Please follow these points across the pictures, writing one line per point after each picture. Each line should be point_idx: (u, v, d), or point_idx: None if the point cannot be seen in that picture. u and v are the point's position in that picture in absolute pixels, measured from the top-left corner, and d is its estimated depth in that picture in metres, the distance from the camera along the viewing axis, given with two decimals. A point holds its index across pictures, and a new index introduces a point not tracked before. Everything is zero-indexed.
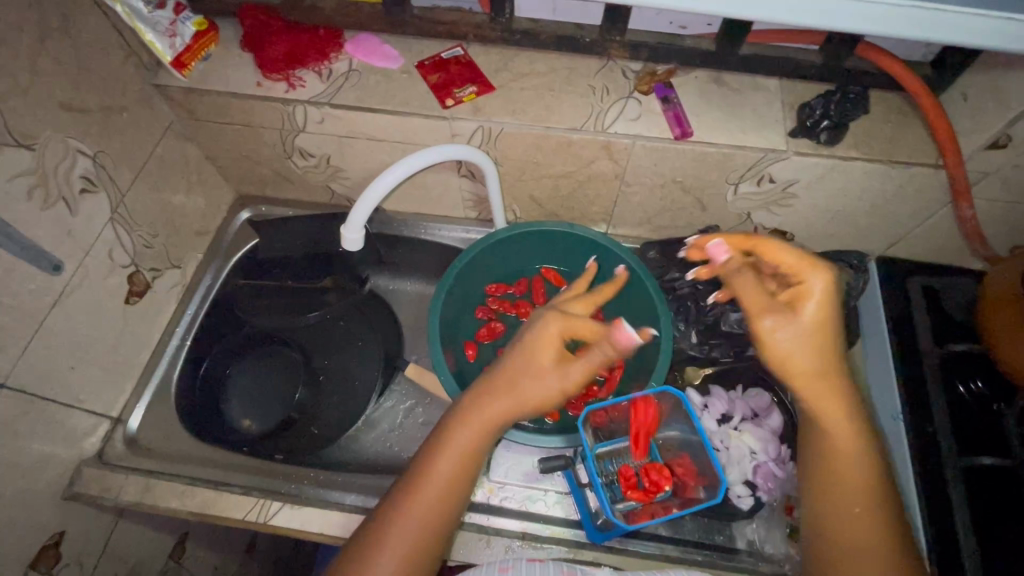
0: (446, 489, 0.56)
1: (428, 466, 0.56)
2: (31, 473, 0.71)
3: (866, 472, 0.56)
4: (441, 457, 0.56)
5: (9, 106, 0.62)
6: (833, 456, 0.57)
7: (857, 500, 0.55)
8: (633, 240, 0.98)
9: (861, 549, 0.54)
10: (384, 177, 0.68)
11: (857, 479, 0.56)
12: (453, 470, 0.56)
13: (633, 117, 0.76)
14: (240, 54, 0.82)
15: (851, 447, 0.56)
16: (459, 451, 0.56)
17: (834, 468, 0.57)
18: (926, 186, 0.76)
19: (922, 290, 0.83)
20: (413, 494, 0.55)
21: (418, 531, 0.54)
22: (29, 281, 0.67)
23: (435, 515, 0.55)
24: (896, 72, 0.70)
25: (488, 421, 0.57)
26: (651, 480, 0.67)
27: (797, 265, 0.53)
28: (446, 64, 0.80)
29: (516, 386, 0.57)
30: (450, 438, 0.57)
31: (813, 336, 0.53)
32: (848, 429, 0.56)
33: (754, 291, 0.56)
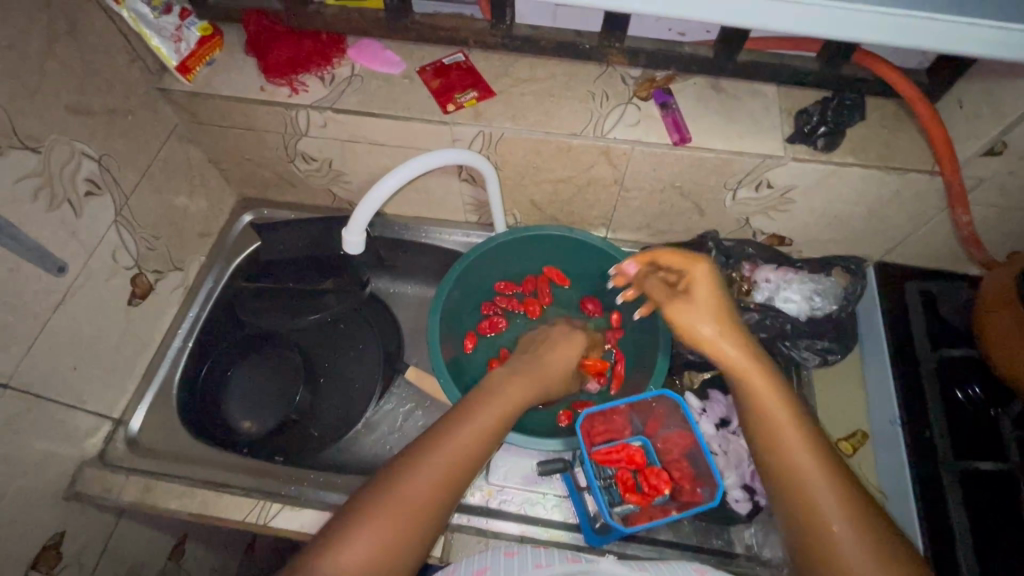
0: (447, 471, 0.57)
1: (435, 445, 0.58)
2: (32, 473, 0.71)
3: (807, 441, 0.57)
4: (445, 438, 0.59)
5: (17, 109, 0.63)
6: (773, 434, 0.58)
7: (812, 470, 0.55)
8: (632, 244, 0.99)
9: (835, 521, 0.52)
10: (386, 180, 0.68)
11: (804, 452, 0.56)
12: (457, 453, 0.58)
13: (631, 123, 0.77)
14: (244, 58, 0.83)
15: (785, 417, 0.59)
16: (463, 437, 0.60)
17: (780, 446, 0.58)
18: (922, 192, 0.76)
19: (918, 294, 0.83)
20: (413, 465, 0.56)
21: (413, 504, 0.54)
22: (34, 281, 0.67)
23: (432, 494, 0.55)
24: (892, 79, 0.70)
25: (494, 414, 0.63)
26: (650, 484, 0.67)
27: (684, 262, 0.69)
28: (448, 70, 0.81)
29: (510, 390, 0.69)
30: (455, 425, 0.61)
31: (706, 304, 0.67)
32: (775, 400, 0.60)
33: (659, 289, 0.72)
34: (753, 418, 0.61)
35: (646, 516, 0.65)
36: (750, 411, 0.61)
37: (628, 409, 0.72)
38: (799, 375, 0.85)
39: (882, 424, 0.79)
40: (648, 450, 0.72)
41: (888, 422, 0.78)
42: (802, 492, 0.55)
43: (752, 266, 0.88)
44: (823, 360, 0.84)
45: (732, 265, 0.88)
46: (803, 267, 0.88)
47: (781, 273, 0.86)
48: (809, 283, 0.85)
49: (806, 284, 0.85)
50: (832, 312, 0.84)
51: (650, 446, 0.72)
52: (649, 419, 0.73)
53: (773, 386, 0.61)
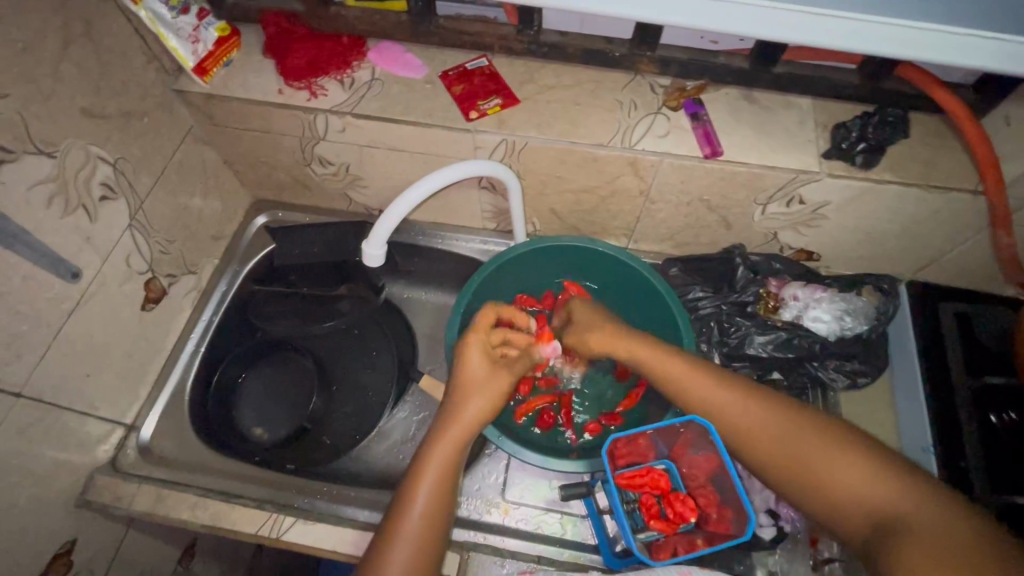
0: (438, 500, 0.58)
1: (416, 478, 0.59)
2: (43, 481, 0.70)
3: (754, 408, 0.59)
4: (422, 470, 0.59)
5: (32, 112, 0.61)
6: (726, 419, 0.61)
7: (772, 432, 0.57)
8: (653, 255, 0.97)
9: (819, 463, 0.53)
10: (416, 190, 0.68)
11: (758, 421, 0.58)
12: (440, 479, 0.59)
13: (661, 134, 0.74)
14: (262, 60, 0.81)
15: (724, 396, 0.61)
16: (440, 465, 0.60)
17: (738, 426, 0.60)
18: (962, 211, 0.73)
19: (954, 317, 0.80)
20: (408, 503, 0.57)
21: (418, 536, 0.56)
22: (48, 289, 0.66)
23: (432, 522, 0.57)
24: (937, 93, 0.67)
25: (459, 431, 0.62)
26: (674, 510, 0.65)
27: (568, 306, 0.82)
28: (471, 75, 0.79)
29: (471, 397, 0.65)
30: (429, 454, 0.61)
31: (586, 321, 0.77)
32: (705, 386, 0.63)
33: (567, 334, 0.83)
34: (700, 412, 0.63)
35: (669, 547, 0.64)
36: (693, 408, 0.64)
37: (653, 433, 0.70)
38: (825, 396, 0.84)
39: (912, 450, 0.77)
40: (672, 474, 0.70)
41: (919, 449, 0.76)
42: (779, 459, 0.56)
43: (779, 283, 0.86)
44: (852, 382, 0.82)
45: (758, 281, 0.86)
46: (833, 284, 0.85)
47: (809, 291, 0.83)
48: (839, 302, 0.82)
49: (836, 303, 0.82)
50: (863, 333, 0.82)
51: (675, 471, 0.70)
52: (675, 444, 0.71)
53: (697, 374, 0.64)
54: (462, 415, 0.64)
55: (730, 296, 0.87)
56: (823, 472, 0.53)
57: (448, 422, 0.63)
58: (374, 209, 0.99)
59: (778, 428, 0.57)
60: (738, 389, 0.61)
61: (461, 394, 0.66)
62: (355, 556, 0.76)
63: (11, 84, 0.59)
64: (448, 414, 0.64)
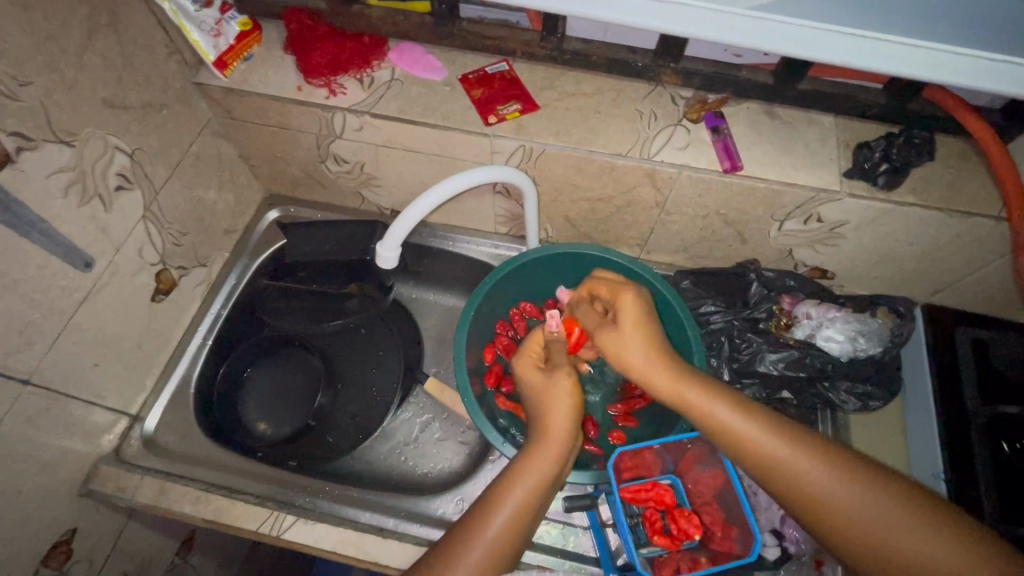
0: (526, 506, 0.56)
1: (510, 483, 0.57)
2: (49, 469, 0.70)
3: (823, 470, 0.54)
4: (515, 477, 0.58)
5: (54, 101, 0.61)
6: (783, 472, 0.55)
7: (841, 495, 0.53)
8: (666, 267, 0.96)
9: (884, 529, 0.50)
10: (430, 194, 0.68)
11: (827, 485, 0.53)
12: (532, 489, 0.57)
13: (680, 146, 0.74)
14: (283, 56, 0.81)
15: (785, 450, 0.55)
16: (536, 474, 0.58)
17: (799, 483, 0.54)
18: (984, 237, 0.72)
19: (971, 343, 0.79)
20: (494, 510, 0.55)
21: (501, 535, 0.54)
22: (61, 277, 0.66)
23: (513, 528, 0.55)
24: (963, 116, 0.66)
25: (553, 442, 0.60)
26: (679, 527, 0.64)
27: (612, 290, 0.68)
28: (491, 79, 0.78)
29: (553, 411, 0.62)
30: (529, 458, 0.59)
31: (630, 329, 0.64)
32: (763, 437, 0.56)
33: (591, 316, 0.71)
34: (746, 460, 0.57)
35: (672, 563, 0.64)
36: (749, 464, 0.57)
37: (661, 447, 0.69)
38: (834, 419, 0.83)
39: (922, 476, 0.76)
40: (677, 490, 0.69)
41: (929, 475, 0.75)
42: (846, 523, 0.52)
43: (792, 301, 0.85)
44: (863, 406, 0.81)
45: (771, 298, 0.85)
46: (847, 304, 0.84)
47: (823, 310, 0.82)
48: (854, 323, 0.80)
49: (850, 324, 0.80)
50: (876, 355, 0.80)
51: (680, 487, 0.69)
52: (682, 458, 0.70)
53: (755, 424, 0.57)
54: (562, 422, 0.61)
55: (743, 312, 0.86)
56: (889, 539, 0.50)
57: (548, 433, 0.61)
58: (388, 208, 0.99)
59: (843, 491, 0.53)
60: (802, 443, 0.56)
61: (548, 402, 0.63)
62: (356, 558, 0.75)
63: (35, 73, 0.59)
64: (542, 428, 0.62)
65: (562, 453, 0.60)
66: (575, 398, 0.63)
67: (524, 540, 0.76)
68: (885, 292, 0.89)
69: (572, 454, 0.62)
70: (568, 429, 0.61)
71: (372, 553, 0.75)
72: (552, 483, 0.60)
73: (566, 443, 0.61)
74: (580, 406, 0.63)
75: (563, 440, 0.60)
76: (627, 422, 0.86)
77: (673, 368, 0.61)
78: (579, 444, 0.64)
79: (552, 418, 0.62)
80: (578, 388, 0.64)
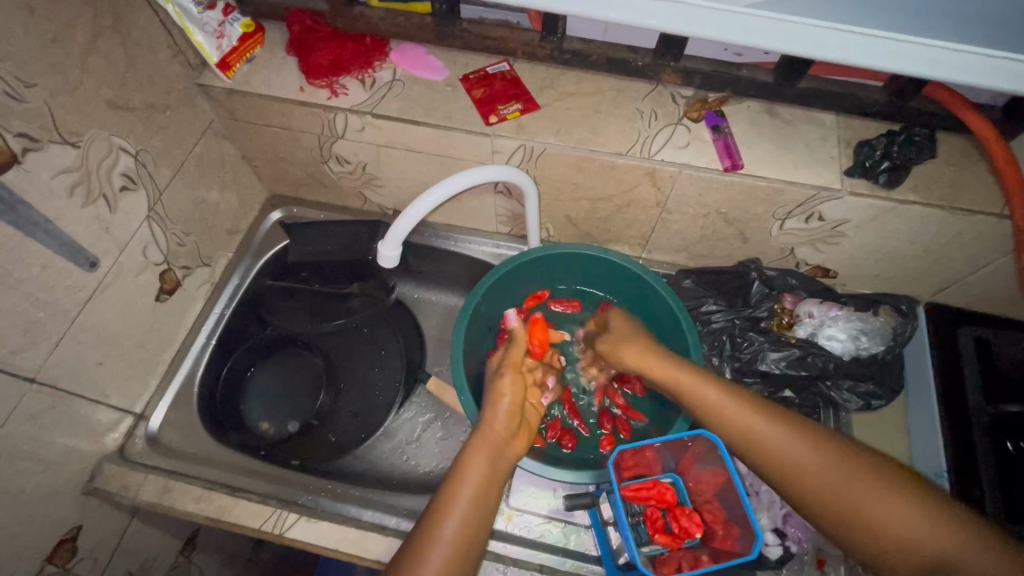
0: (473, 505, 0.57)
1: (455, 484, 0.59)
2: (54, 467, 0.71)
3: (812, 451, 0.56)
4: (461, 475, 0.59)
5: (59, 102, 0.62)
6: (780, 462, 0.57)
7: (825, 477, 0.55)
8: (667, 266, 0.96)
9: (866, 503, 0.52)
10: (425, 198, 0.68)
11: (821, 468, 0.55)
12: (479, 485, 0.59)
13: (681, 145, 0.74)
14: (285, 57, 0.81)
15: (780, 439, 0.58)
16: (478, 471, 0.60)
17: (795, 472, 0.56)
18: (986, 235, 0.72)
19: (973, 341, 0.79)
20: (444, 513, 0.56)
21: (456, 540, 0.54)
22: (66, 277, 0.67)
23: (469, 530, 0.55)
24: (964, 114, 0.66)
25: (491, 441, 0.63)
26: (680, 525, 0.65)
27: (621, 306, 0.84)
28: (492, 79, 0.79)
29: (494, 411, 0.66)
30: (469, 457, 0.61)
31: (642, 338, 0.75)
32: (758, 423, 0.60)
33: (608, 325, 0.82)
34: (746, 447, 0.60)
35: (674, 561, 0.63)
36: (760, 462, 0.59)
37: (661, 445, 0.70)
38: (836, 416, 0.83)
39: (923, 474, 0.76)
40: (679, 488, 0.70)
41: (931, 474, 0.75)
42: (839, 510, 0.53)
43: (794, 299, 0.85)
44: (865, 404, 0.81)
45: (772, 297, 0.86)
46: (849, 304, 0.84)
47: (825, 309, 0.82)
48: (856, 321, 0.81)
49: (852, 323, 0.81)
50: (878, 355, 0.80)
51: (681, 485, 0.70)
52: (682, 458, 0.71)
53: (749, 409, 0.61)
54: (499, 420, 0.65)
55: (744, 311, 0.86)
56: (878, 519, 0.51)
57: (486, 431, 0.64)
58: (389, 208, 1.00)
59: (835, 476, 0.54)
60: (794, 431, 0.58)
61: (490, 400, 0.68)
62: (358, 557, 0.75)
63: (39, 74, 0.59)
64: (482, 424, 0.65)
65: (499, 447, 0.63)
66: (511, 394, 0.68)
67: (526, 539, 0.76)
68: (888, 291, 0.89)
69: (514, 454, 0.64)
70: (505, 426, 0.65)
71: (373, 551, 0.75)
72: (496, 482, 0.61)
73: (505, 441, 0.64)
74: (517, 401, 0.68)
75: (500, 437, 0.64)
76: (623, 433, 0.85)
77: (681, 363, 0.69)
78: (521, 445, 0.66)
79: (492, 413, 0.66)
80: (517, 385, 0.69)
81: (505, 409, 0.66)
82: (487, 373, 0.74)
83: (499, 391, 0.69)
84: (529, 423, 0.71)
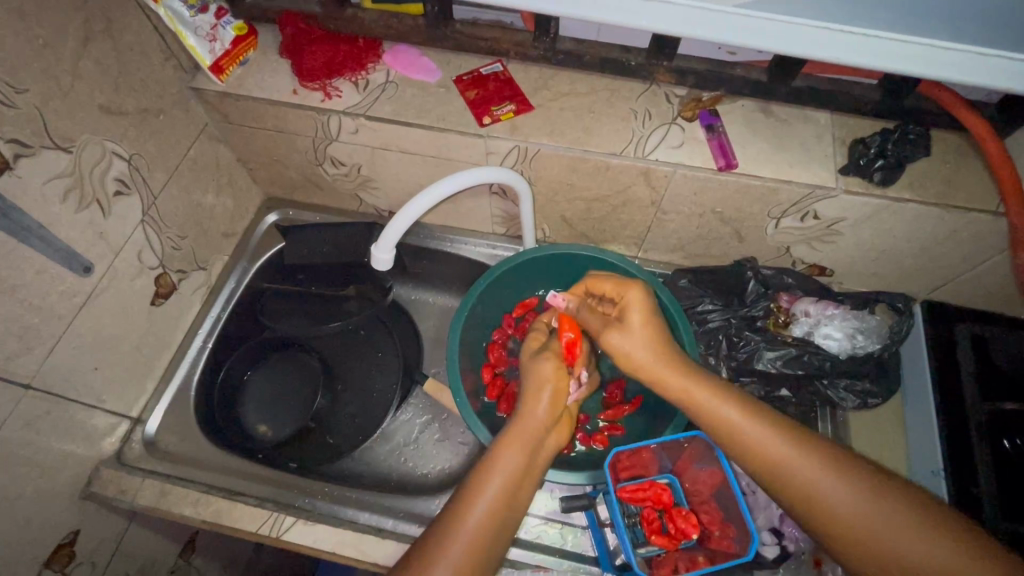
0: (506, 495, 0.57)
1: (485, 472, 0.58)
2: (50, 472, 0.71)
3: (870, 501, 0.51)
4: (496, 464, 0.58)
5: (51, 108, 0.62)
6: (832, 517, 0.52)
7: (808, 476, 0.54)
8: (664, 265, 0.96)
9: (840, 505, 0.52)
10: (408, 207, 0.68)
11: (883, 523, 0.50)
12: (513, 473, 0.58)
13: (675, 145, 0.74)
14: (278, 59, 0.81)
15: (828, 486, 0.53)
16: (514, 459, 0.59)
17: (852, 532, 0.51)
18: (983, 233, 0.72)
19: (970, 338, 0.79)
20: (474, 501, 0.56)
21: (481, 530, 0.54)
22: (61, 282, 0.67)
23: (494, 521, 0.55)
24: (958, 110, 0.66)
25: (530, 433, 0.61)
26: (676, 526, 0.64)
27: (614, 288, 0.68)
28: (486, 80, 0.79)
29: (536, 400, 0.64)
30: (505, 447, 0.59)
31: (643, 334, 0.64)
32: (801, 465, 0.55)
33: (593, 317, 0.70)
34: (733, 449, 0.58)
35: (670, 563, 0.63)
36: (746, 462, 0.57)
37: (658, 446, 0.69)
38: (833, 416, 0.83)
39: (921, 474, 0.76)
40: (676, 489, 0.69)
41: (930, 473, 0.75)
42: (906, 570, 0.48)
43: (790, 299, 0.85)
44: (863, 402, 0.81)
45: (767, 296, 0.85)
46: (846, 301, 0.84)
47: (821, 308, 0.82)
48: (852, 320, 0.81)
49: (848, 321, 0.81)
50: (874, 352, 0.80)
51: (678, 486, 0.70)
52: (679, 458, 0.71)
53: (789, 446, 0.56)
54: (539, 412, 0.63)
55: (740, 310, 0.86)
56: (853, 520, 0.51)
57: (527, 419, 0.62)
58: (385, 210, 1.00)
59: (872, 511, 0.51)
60: (801, 443, 0.55)
61: (532, 386, 0.65)
62: (356, 559, 0.76)
63: (31, 80, 0.59)
64: (524, 410, 0.63)
65: (541, 439, 0.62)
66: (552, 381, 0.65)
67: (523, 540, 0.76)
68: (885, 289, 0.88)
69: (552, 445, 0.63)
70: (548, 417, 0.63)
71: (370, 555, 0.75)
72: (531, 473, 0.60)
73: (543, 432, 0.62)
74: (562, 390, 0.65)
75: (542, 430, 0.62)
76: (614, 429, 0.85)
77: (675, 363, 0.62)
78: (560, 435, 0.65)
79: (535, 400, 0.64)
80: (561, 374, 0.66)
81: (548, 397, 0.64)
82: (524, 355, 0.71)
83: (541, 377, 0.65)
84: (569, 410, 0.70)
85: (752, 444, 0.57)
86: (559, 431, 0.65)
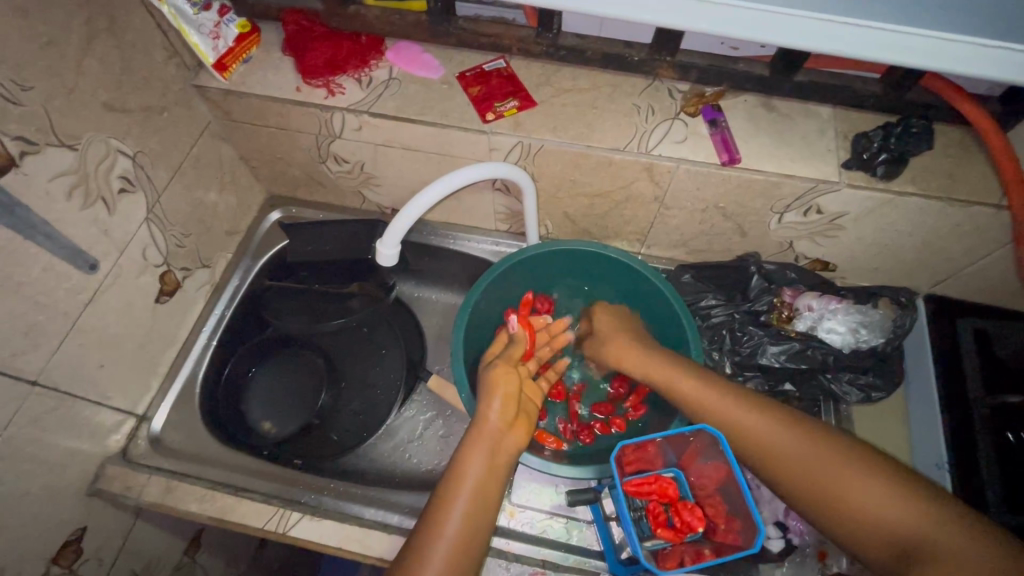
0: (475, 504, 0.57)
1: (451, 486, 0.58)
2: (56, 469, 0.71)
3: (814, 448, 0.58)
4: (459, 475, 0.59)
5: (56, 105, 0.62)
6: (780, 465, 0.59)
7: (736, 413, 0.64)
8: (666, 261, 0.96)
9: (762, 431, 0.62)
10: (410, 207, 0.69)
11: (824, 467, 0.56)
12: (476, 482, 0.58)
13: (678, 140, 0.74)
14: (281, 57, 0.81)
15: (800, 452, 0.58)
16: (475, 468, 0.59)
17: (796, 474, 0.58)
18: (984, 226, 0.72)
19: (974, 333, 0.79)
20: (443, 514, 0.56)
21: (455, 539, 0.54)
22: (66, 279, 0.67)
23: (472, 520, 0.56)
24: (961, 104, 0.66)
25: (487, 440, 0.61)
26: (682, 519, 0.65)
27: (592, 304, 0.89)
28: (488, 76, 0.79)
29: (487, 404, 0.64)
30: (465, 459, 0.60)
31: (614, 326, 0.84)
32: (783, 441, 0.60)
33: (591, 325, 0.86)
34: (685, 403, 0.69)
35: (677, 555, 0.64)
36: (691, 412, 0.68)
37: (662, 441, 0.69)
38: (837, 409, 0.83)
39: (925, 466, 0.76)
40: (680, 483, 0.70)
41: (933, 467, 0.75)
42: (814, 481, 0.56)
43: (793, 293, 0.85)
44: (866, 397, 0.82)
45: (772, 291, 0.85)
46: (848, 296, 0.84)
47: (824, 302, 0.82)
48: (855, 314, 0.81)
49: (851, 316, 0.81)
50: (878, 347, 0.80)
51: (683, 480, 0.70)
52: (684, 452, 0.71)
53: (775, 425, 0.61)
54: (492, 418, 0.63)
55: (743, 305, 0.86)
56: (771, 440, 0.61)
57: (481, 428, 0.63)
58: (388, 207, 1.00)
59: (789, 434, 0.60)
60: (732, 392, 0.66)
61: (484, 394, 0.66)
62: (360, 554, 0.76)
63: (36, 77, 0.60)
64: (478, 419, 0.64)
65: (497, 443, 0.62)
66: (505, 388, 0.66)
67: (528, 535, 0.77)
68: (887, 284, 0.88)
69: (512, 447, 0.63)
70: (501, 419, 0.63)
71: (376, 550, 0.76)
72: (494, 479, 0.59)
73: (503, 434, 0.63)
74: (511, 391, 0.66)
75: (496, 434, 0.62)
76: (632, 413, 0.86)
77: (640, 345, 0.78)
78: (519, 436, 0.64)
79: (485, 409, 0.64)
80: (511, 374, 0.68)
81: (499, 402, 0.64)
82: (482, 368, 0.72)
83: (493, 380, 0.67)
84: (529, 411, 0.69)
85: (720, 416, 0.65)
86: (515, 433, 0.64)
